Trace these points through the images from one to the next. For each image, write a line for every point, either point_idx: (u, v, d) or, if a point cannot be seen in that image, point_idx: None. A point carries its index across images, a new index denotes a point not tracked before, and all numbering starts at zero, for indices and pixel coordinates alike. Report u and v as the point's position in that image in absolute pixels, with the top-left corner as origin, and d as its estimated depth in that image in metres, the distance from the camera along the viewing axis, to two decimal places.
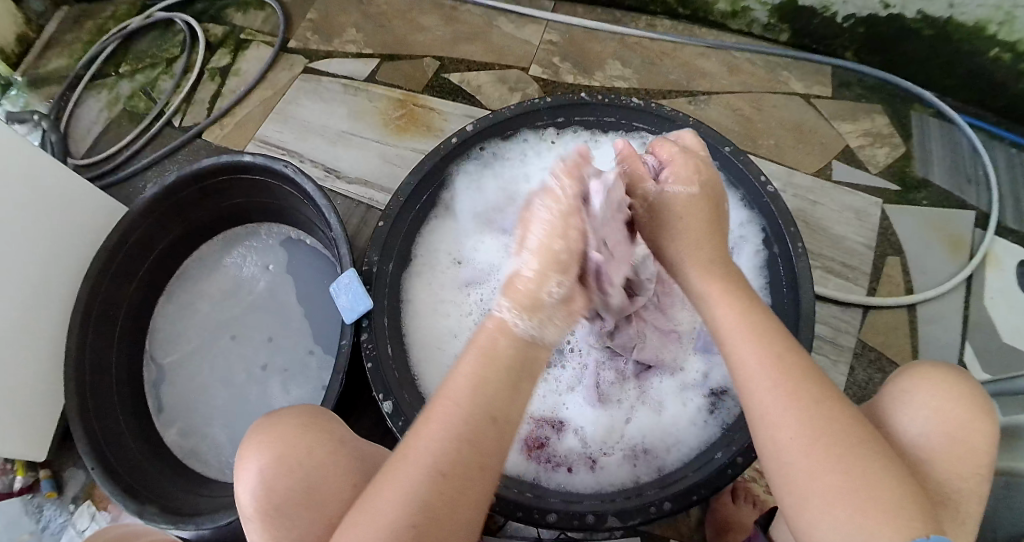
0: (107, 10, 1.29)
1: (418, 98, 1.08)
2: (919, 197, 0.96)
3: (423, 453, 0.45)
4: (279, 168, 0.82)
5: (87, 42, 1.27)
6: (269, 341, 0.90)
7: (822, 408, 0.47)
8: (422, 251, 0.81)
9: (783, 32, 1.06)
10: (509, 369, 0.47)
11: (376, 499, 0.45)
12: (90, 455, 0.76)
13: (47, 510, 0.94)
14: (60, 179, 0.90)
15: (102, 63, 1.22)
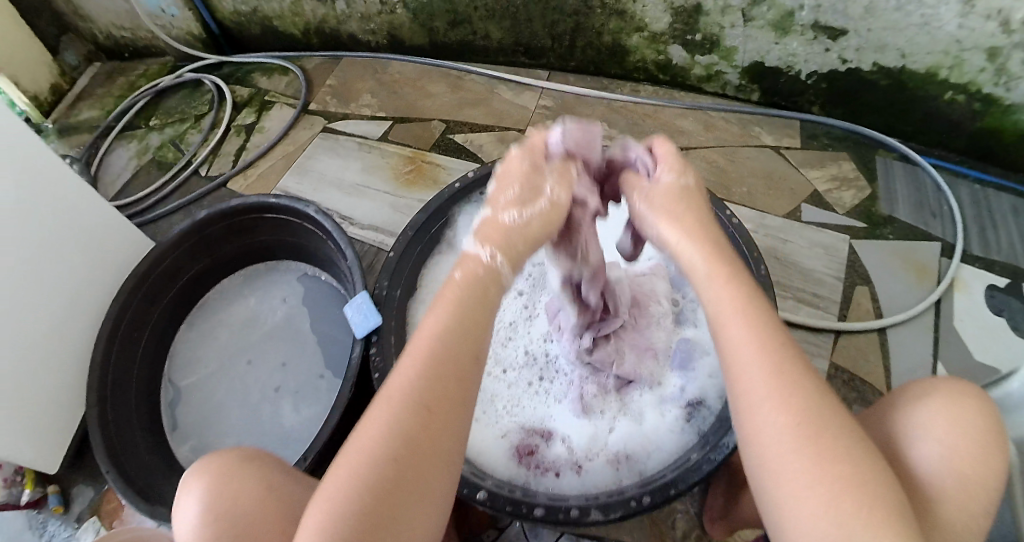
0: (139, 69, 1.47)
1: (426, 154, 1.19)
2: (886, 232, 1.03)
3: (398, 392, 0.50)
4: (302, 208, 0.92)
5: (117, 96, 1.42)
6: (282, 367, 0.96)
7: (774, 372, 0.48)
8: (427, 282, 0.89)
9: (754, 92, 1.17)
10: (468, 327, 0.52)
11: (358, 436, 0.49)
12: (106, 460, 0.82)
13: (50, 525, 1.01)
14: (96, 215, 1.00)
15: (134, 115, 1.36)
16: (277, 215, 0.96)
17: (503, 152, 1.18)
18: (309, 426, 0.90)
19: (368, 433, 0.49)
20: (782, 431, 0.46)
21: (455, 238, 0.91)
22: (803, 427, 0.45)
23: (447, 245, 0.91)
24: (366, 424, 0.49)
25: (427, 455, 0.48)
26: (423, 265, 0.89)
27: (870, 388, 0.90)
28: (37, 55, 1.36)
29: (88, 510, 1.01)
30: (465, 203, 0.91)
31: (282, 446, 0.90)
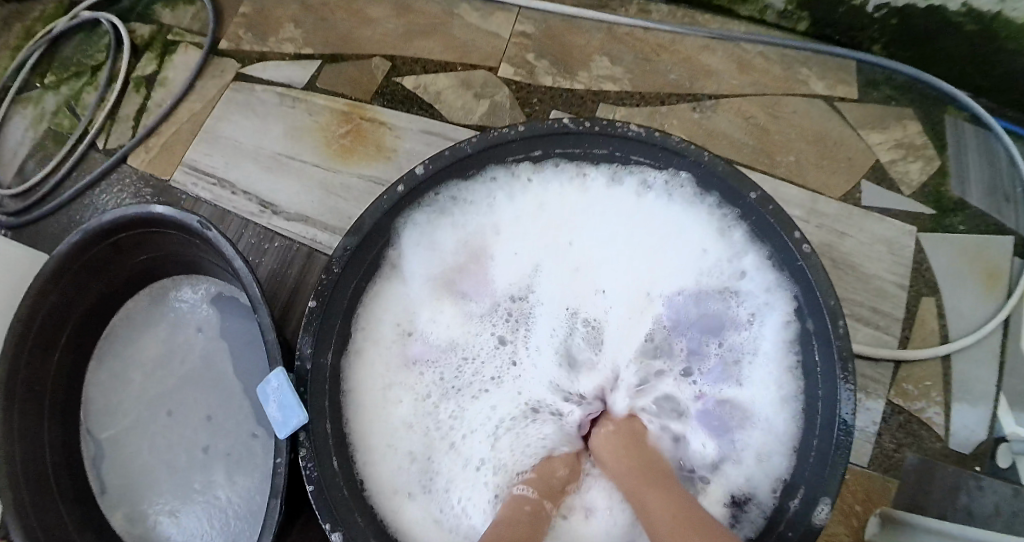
0: (35, 10, 1.12)
1: (365, 109, 0.92)
2: (955, 222, 0.84)
3: None
4: (192, 224, 0.68)
5: (14, 48, 1.11)
6: (208, 422, 0.79)
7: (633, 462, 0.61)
8: (366, 323, 0.68)
9: (801, 21, 0.91)
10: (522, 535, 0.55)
11: None
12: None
13: None
14: None
15: (29, 72, 1.06)
16: (172, 230, 0.74)
17: (469, 105, 0.92)
18: (252, 500, 0.74)
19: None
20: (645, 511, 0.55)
21: (403, 261, 0.70)
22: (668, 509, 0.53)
23: (389, 270, 0.69)
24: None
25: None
26: (361, 302, 0.67)
27: (927, 431, 0.77)
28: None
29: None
30: (413, 210, 0.68)
31: (224, 524, 0.75)
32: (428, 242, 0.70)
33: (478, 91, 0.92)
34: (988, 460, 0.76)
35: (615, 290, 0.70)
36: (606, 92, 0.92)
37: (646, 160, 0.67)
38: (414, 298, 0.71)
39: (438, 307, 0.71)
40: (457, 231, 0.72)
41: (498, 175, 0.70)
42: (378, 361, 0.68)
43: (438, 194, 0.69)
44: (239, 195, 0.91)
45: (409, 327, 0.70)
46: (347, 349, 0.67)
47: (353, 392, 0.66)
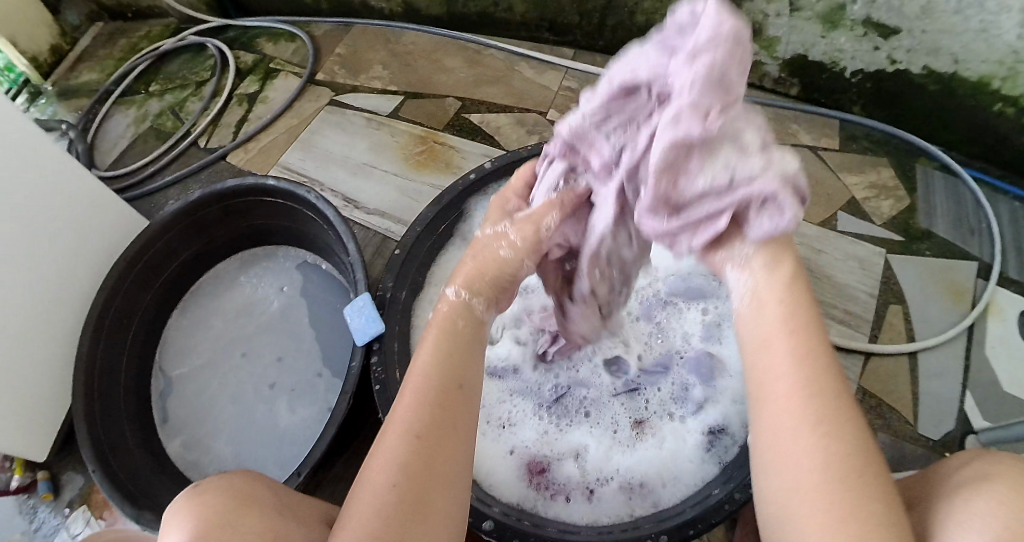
0: (141, 30, 1.37)
1: (440, 136, 1.09)
2: (922, 248, 0.98)
3: (398, 423, 0.48)
4: (301, 194, 0.85)
5: (118, 58, 1.33)
6: (278, 361, 0.94)
7: (791, 336, 0.48)
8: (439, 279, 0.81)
9: (793, 87, 1.10)
10: (455, 349, 0.52)
11: (366, 475, 0.47)
12: (94, 460, 0.78)
13: (41, 511, 0.97)
14: (84, 198, 0.95)
15: (133, 80, 1.27)
16: (277, 199, 0.90)
17: (522, 137, 1.08)
18: (310, 426, 0.88)
19: (393, 441, 0.47)
20: (787, 400, 0.46)
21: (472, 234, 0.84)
22: (807, 407, 0.45)
23: (460, 240, 0.83)
24: (392, 428, 0.48)
25: (439, 462, 0.46)
26: (433, 261, 0.81)
27: (897, 416, 0.87)
28: (36, 15, 1.28)
29: (77, 499, 0.97)
30: (482, 196, 0.84)
31: (279, 446, 0.88)
32: None
33: (530, 127, 1.09)
34: (957, 449, 0.85)
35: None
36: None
37: None
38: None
39: None
40: None
41: None
42: None
43: (499, 184, 0.84)
44: (328, 192, 1.07)
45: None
46: (421, 295, 0.79)
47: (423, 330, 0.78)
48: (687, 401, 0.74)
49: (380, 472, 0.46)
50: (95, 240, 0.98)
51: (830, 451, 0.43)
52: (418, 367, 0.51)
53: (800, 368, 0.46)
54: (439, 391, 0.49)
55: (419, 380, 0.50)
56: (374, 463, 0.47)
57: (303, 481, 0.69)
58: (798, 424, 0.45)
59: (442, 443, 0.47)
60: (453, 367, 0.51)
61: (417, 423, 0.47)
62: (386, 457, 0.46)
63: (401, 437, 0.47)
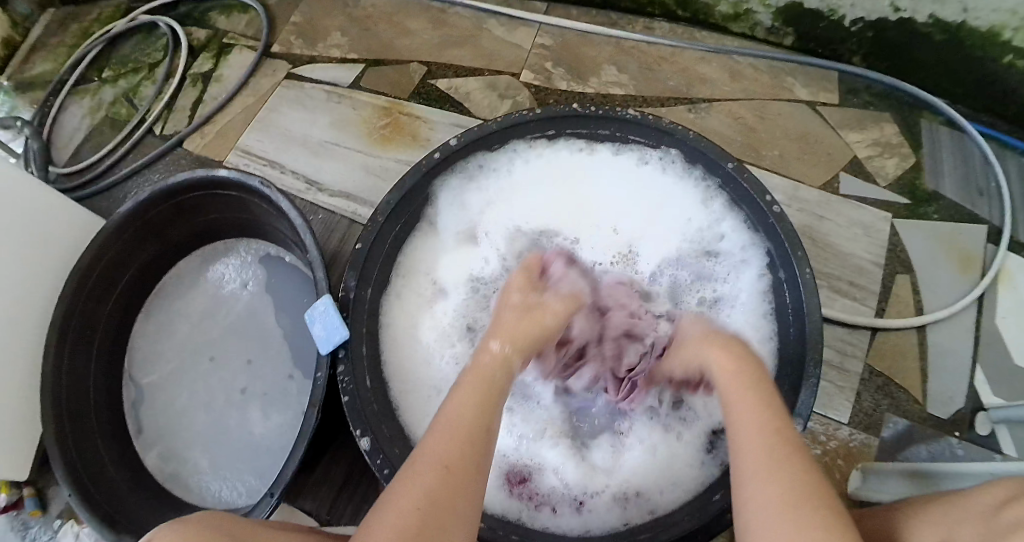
0: (93, 13, 1.25)
1: (404, 105, 1.01)
2: (929, 211, 0.91)
3: (427, 458, 0.48)
4: (254, 185, 0.78)
5: (71, 46, 1.22)
6: (248, 365, 0.89)
7: (741, 383, 0.54)
8: (405, 268, 0.75)
9: (787, 36, 1.00)
10: (487, 400, 0.53)
11: (393, 500, 0.46)
12: (68, 483, 0.75)
13: (31, 527, 0.94)
14: (30, 209, 0.89)
15: (86, 67, 1.17)
16: (230, 191, 0.83)
17: (495, 104, 1.00)
18: (286, 432, 0.85)
19: (413, 480, 0.47)
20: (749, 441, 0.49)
21: (439, 219, 0.77)
22: (768, 445, 0.48)
23: (427, 227, 0.76)
24: (416, 464, 0.48)
25: (458, 503, 0.46)
26: (399, 251, 0.74)
27: (904, 393, 0.83)
28: None
29: (68, 511, 0.94)
30: (448, 175, 0.75)
31: (257, 457, 0.84)
32: (460, 202, 0.77)
33: (502, 91, 1.00)
34: (967, 427, 0.82)
35: (601, 245, 0.78)
36: (613, 96, 1.00)
37: (642, 139, 0.75)
38: (443, 251, 0.77)
39: (457, 255, 0.78)
40: (486, 194, 0.79)
41: (517, 148, 0.77)
42: (414, 304, 0.75)
43: (468, 160, 0.75)
44: (289, 175, 1.00)
45: (437, 277, 0.77)
46: (387, 291, 0.73)
47: (389, 327, 0.73)
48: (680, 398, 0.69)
49: (389, 512, 0.45)
50: (47, 250, 0.91)
51: (783, 476, 0.46)
52: (457, 403, 0.53)
53: (759, 417, 0.50)
54: (465, 434, 0.50)
55: (463, 418, 0.51)
56: (396, 491, 0.47)
57: (276, 503, 0.66)
58: (756, 457, 0.48)
59: (464, 486, 0.47)
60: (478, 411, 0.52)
61: (442, 462, 0.48)
62: (398, 501, 0.46)
63: (421, 478, 0.47)
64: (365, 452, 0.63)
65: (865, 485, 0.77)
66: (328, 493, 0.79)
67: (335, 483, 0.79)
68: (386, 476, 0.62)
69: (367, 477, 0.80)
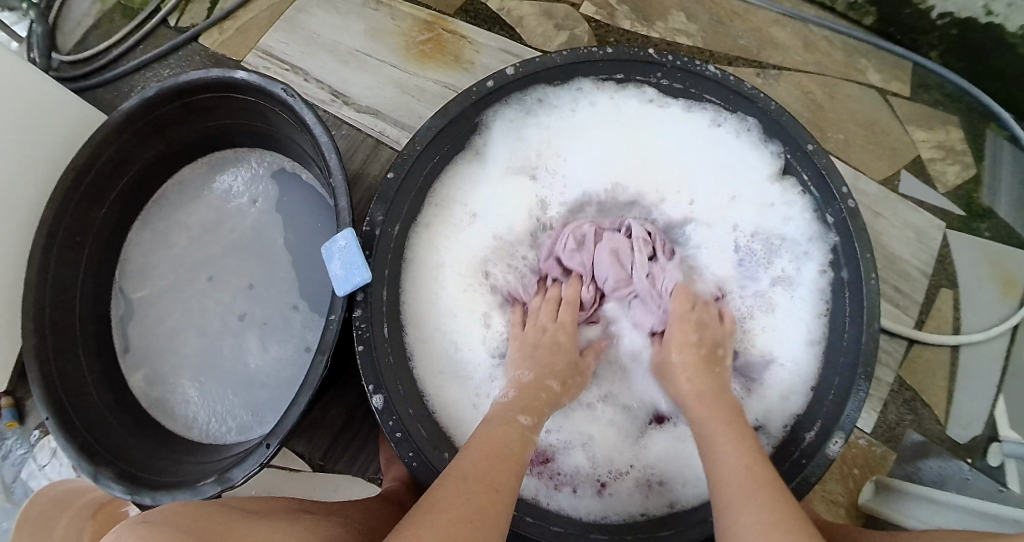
0: None
1: (449, 21, 0.89)
2: (981, 227, 0.86)
3: (477, 460, 0.50)
4: (275, 92, 0.69)
5: None
6: (250, 289, 0.84)
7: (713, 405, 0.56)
8: (439, 201, 0.68)
9: (867, 15, 0.90)
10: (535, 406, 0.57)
11: (439, 499, 0.45)
12: (46, 406, 0.70)
13: (8, 439, 0.92)
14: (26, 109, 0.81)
15: None
16: (248, 96, 0.74)
17: (549, 33, 0.88)
18: (286, 368, 0.80)
19: (472, 481, 0.48)
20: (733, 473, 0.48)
21: (486, 149, 0.69)
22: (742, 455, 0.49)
23: (473, 154, 0.69)
24: (472, 472, 0.48)
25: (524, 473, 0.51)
26: (436, 179, 0.67)
27: (929, 412, 0.81)
28: None
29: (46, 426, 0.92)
30: (500, 105, 0.67)
31: (249, 392, 0.80)
32: (516, 134, 0.69)
33: (559, 21, 0.88)
34: (979, 454, 0.79)
35: (670, 229, 0.70)
36: (679, 45, 0.89)
37: (717, 101, 0.67)
38: (484, 182, 0.69)
39: (507, 191, 0.70)
40: (543, 131, 0.70)
41: (583, 87, 0.69)
42: (446, 238, 0.68)
43: (526, 93, 0.67)
44: (312, 83, 0.89)
45: (477, 207, 0.69)
46: (416, 222, 0.67)
47: (414, 264, 0.67)
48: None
49: (450, 506, 0.45)
50: (45, 152, 0.84)
51: (767, 502, 0.45)
52: (502, 422, 0.54)
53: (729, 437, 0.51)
54: (524, 464, 0.51)
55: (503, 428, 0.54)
56: (442, 496, 0.46)
57: (272, 453, 0.62)
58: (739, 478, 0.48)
59: (516, 508, 0.48)
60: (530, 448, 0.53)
61: (509, 485, 0.48)
62: (457, 488, 0.46)
63: (488, 487, 0.47)
64: (377, 410, 0.59)
65: (876, 499, 0.77)
66: (324, 437, 0.75)
67: (332, 427, 0.75)
68: (396, 438, 0.58)
69: (366, 425, 0.75)
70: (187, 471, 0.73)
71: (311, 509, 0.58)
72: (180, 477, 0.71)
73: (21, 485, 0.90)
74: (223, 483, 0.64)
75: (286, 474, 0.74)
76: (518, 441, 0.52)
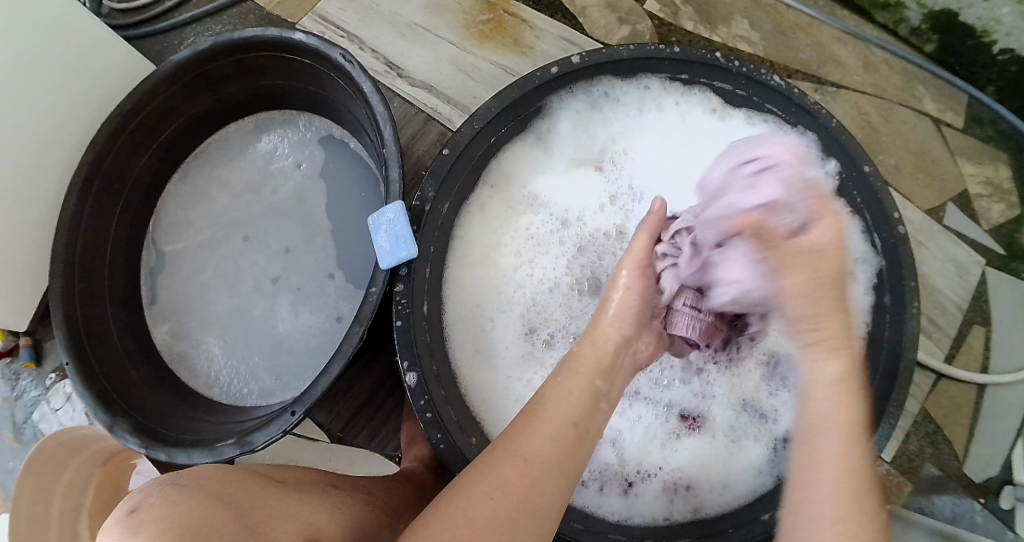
0: None
1: (511, 4, 0.88)
2: (1021, 269, 0.84)
3: (520, 444, 0.48)
4: (334, 57, 0.69)
5: None
6: (285, 254, 0.84)
7: (838, 399, 0.47)
8: (495, 184, 0.68)
9: (929, 42, 0.89)
10: (590, 378, 0.53)
11: (471, 487, 0.45)
12: (67, 349, 0.71)
13: (24, 379, 0.92)
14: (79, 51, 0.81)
15: None
16: (303, 58, 0.73)
17: (610, 27, 0.87)
18: (313, 336, 0.80)
19: (507, 451, 0.48)
20: (829, 480, 0.44)
21: (551, 135, 0.70)
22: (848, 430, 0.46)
23: (534, 139, 0.69)
24: (508, 444, 0.48)
25: (569, 457, 0.48)
26: (493, 160, 0.67)
27: (949, 447, 0.80)
28: None
29: (63, 371, 0.92)
30: (564, 93, 0.67)
31: (275, 355, 0.80)
32: (580, 125, 0.70)
33: (622, 15, 0.87)
34: (992, 495, 0.79)
35: None
36: (739, 52, 0.89)
37: (779, 113, 0.67)
38: (548, 168, 0.70)
39: (565, 181, 0.70)
40: (606, 126, 0.70)
41: (650, 85, 0.69)
42: (502, 223, 0.69)
43: (592, 83, 0.67)
44: (367, 52, 0.89)
45: (534, 192, 0.70)
46: (468, 201, 0.67)
47: (462, 243, 0.67)
48: (755, 403, 0.64)
49: (482, 484, 0.45)
50: (93, 97, 0.84)
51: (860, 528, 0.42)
52: (543, 405, 0.50)
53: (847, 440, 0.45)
54: (561, 428, 0.49)
55: (548, 409, 0.50)
56: (474, 486, 0.45)
57: (296, 421, 0.62)
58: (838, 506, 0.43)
59: (550, 475, 0.47)
60: (576, 409, 0.51)
61: (540, 455, 0.47)
62: (487, 480, 0.46)
63: (517, 462, 0.47)
64: (409, 388, 0.59)
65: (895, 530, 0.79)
66: (346, 409, 0.75)
67: (355, 401, 0.75)
68: (426, 416, 0.58)
69: (389, 402, 0.75)
70: (204, 430, 0.73)
71: (337, 484, 0.58)
72: (198, 435, 0.71)
73: (31, 427, 0.91)
74: (241, 447, 0.64)
75: (304, 442, 0.75)
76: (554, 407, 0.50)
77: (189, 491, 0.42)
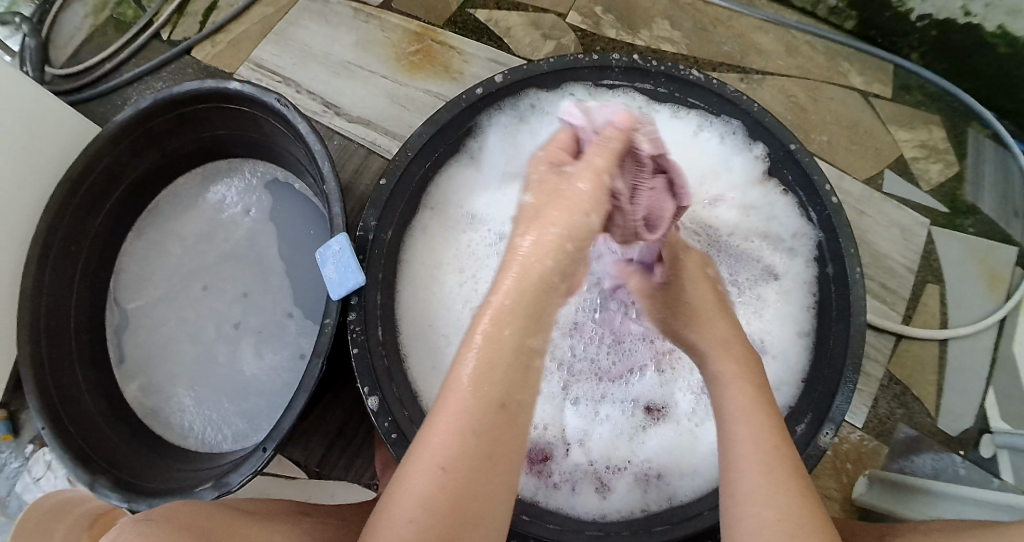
0: None
1: (438, 32, 0.90)
2: (965, 224, 0.87)
3: (431, 452, 0.43)
4: (269, 101, 0.70)
5: None
6: (244, 298, 0.84)
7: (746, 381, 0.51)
8: (436, 205, 0.70)
9: (849, 19, 0.92)
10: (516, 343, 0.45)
11: (390, 509, 0.43)
12: (41, 415, 0.70)
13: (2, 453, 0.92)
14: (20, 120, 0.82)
15: None
16: (241, 107, 0.75)
17: (536, 43, 0.90)
18: (279, 375, 0.80)
19: (422, 467, 0.43)
20: (749, 447, 0.47)
21: (482, 153, 0.71)
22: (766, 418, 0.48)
23: (467, 158, 0.71)
24: (418, 455, 0.44)
25: (498, 451, 0.44)
26: (432, 183, 0.69)
27: (920, 405, 0.82)
28: None
29: (40, 439, 0.92)
30: (493, 110, 0.69)
31: (244, 398, 0.80)
32: (509, 140, 0.71)
33: (546, 31, 0.90)
34: (971, 447, 0.80)
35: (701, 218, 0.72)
36: (663, 52, 0.91)
37: (701, 104, 0.69)
38: (480, 185, 0.72)
39: (500, 195, 0.72)
40: (535, 139, 0.72)
41: (575, 93, 0.70)
42: (445, 242, 0.70)
43: (519, 97, 0.69)
44: (303, 94, 0.90)
45: (472, 211, 0.71)
46: (410, 225, 0.68)
47: (408, 266, 0.68)
48: None
49: (400, 508, 0.42)
50: (41, 165, 0.85)
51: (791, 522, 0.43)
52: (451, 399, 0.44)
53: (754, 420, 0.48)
54: (478, 414, 0.43)
55: (463, 396, 0.44)
56: (394, 500, 0.43)
57: (268, 457, 0.62)
58: (763, 478, 0.45)
59: (477, 479, 0.43)
60: (502, 386, 0.44)
61: (455, 457, 0.43)
62: (409, 491, 0.42)
63: (430, 471, 0.43)
64: (372, 412, 0.59)
65: (869, 492, 0.78)
66: (319, 444, 0.75)
67: (328, 434, 0.76)
68: (392, 439, 0.59)
69: (361, 431, 0.76)
70: (183, 478, 0.73)
71: (310, 512, 0.59)
72: (175, 485, 0.71)
73: (15, 498, 0.90)
74: (219, 489, 0.64)
75: (282, 481, 0.74)
76: (467, 392, 0.43)
77: (152, 529, 0.43)
